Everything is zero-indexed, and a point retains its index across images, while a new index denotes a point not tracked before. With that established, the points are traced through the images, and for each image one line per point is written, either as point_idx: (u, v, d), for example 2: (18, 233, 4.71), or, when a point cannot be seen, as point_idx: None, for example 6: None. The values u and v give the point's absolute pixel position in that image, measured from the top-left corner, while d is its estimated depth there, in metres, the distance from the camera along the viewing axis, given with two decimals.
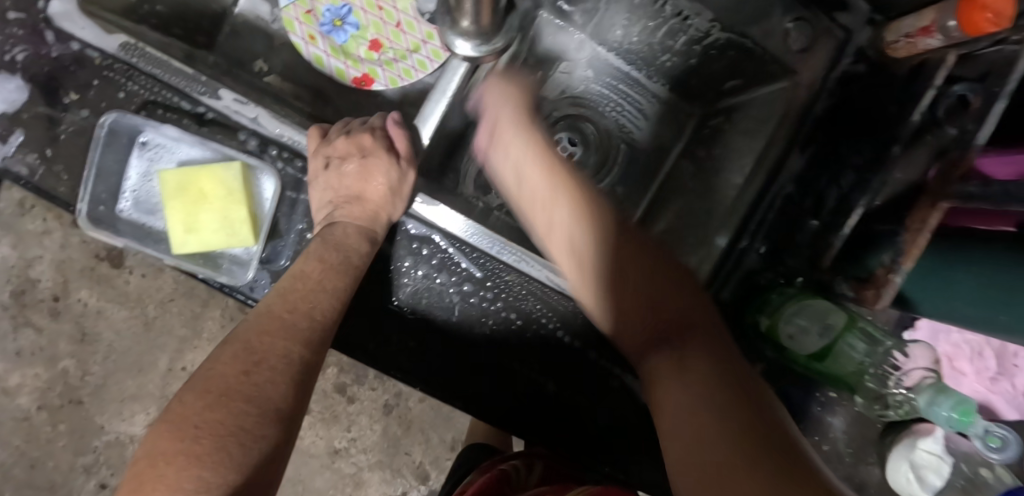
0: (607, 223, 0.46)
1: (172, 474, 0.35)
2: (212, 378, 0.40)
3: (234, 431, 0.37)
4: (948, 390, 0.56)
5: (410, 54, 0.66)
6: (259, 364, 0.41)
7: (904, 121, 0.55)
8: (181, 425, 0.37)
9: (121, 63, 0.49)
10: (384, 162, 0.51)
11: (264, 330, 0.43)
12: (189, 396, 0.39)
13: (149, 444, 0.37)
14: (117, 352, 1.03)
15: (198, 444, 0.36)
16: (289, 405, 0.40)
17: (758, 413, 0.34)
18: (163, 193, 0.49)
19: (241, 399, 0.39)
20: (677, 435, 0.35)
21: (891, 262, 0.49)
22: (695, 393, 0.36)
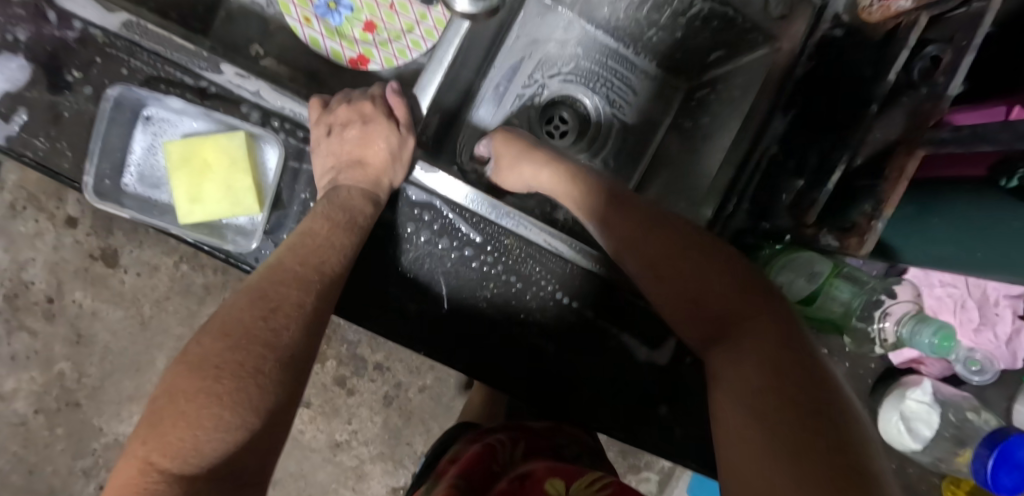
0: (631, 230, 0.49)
1: (193, 411, 0.35)
2: (230, 321, 0.41)
3: (253, 374, 0.38)
4: (927, 318, 0.57)
5: (404, 34, 0.67)
6: (275, 311, 0.42)
7: (881, 80, 0.54)
8: (200, 366, 0.38)
9: (123, 41, 0.50)
10: (385, 127, 0.52)
11: (278, 280, 0.44)
12: (204, 339, 0.40)
13: (167, 382, 0.38)
14: (114, 353, 1.03)
15: (220, 383, 0.37)
16: (302, 353, 0.42)
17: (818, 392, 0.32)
18: (169, 164, 0.51)
19: (259, 343, 0.40)
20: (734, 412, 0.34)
21: (873, 210, 0.51)
22: (747, 378, 0.35)
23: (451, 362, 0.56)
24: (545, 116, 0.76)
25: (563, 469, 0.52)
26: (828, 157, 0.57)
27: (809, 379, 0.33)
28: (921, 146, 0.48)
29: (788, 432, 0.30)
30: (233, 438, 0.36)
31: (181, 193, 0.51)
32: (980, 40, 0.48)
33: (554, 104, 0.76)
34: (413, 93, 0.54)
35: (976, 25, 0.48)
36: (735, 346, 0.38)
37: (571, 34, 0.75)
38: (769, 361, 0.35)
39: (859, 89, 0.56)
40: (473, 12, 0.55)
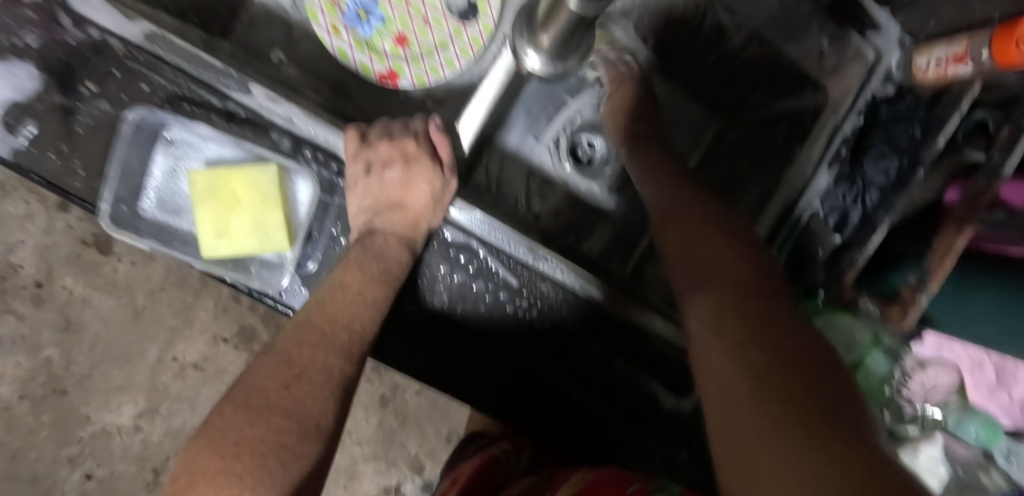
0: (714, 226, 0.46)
1: (211, 494, 0.33)
2: (253, 391, 0.38)
3: (275, 448, 0.36)
4: (974, 412, 0.65)
5: (437, 51, 0.64)
6: (299, 378, 0.39)
7: (931, 143, 0.56)
8: (221, 441, 0.36)
9: (144, 54, 0.46)
10: (429, 171, 0.49)
11: (304, 342, 0.42)
12: (227, 409, 0.38)
13: (187, 460, 0.36)
14: (105, 341, 0.97)
15: (240, 461, 0.35)
16: (329, 421, 0.39)
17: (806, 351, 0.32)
18: (192, 194, 0.47)
19: (281, 414, 0.37)
20: (739, 391, 0.30)
21: (918, 283, 0.51)
22: (756, 346, 0.33)
23: (470, 398, 0.55)
24: (570, 140, 0.72)
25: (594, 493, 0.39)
26: (869, 218, 0.58)
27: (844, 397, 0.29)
28: (972, 224, 0.48)
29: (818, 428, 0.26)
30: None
31: (206, 226, 0.48)
32: None
33: (585, 129, 0.73)
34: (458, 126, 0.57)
35: None
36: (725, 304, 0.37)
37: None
38: (777, 340, 0.33)
39: (906, 150, 0.57)
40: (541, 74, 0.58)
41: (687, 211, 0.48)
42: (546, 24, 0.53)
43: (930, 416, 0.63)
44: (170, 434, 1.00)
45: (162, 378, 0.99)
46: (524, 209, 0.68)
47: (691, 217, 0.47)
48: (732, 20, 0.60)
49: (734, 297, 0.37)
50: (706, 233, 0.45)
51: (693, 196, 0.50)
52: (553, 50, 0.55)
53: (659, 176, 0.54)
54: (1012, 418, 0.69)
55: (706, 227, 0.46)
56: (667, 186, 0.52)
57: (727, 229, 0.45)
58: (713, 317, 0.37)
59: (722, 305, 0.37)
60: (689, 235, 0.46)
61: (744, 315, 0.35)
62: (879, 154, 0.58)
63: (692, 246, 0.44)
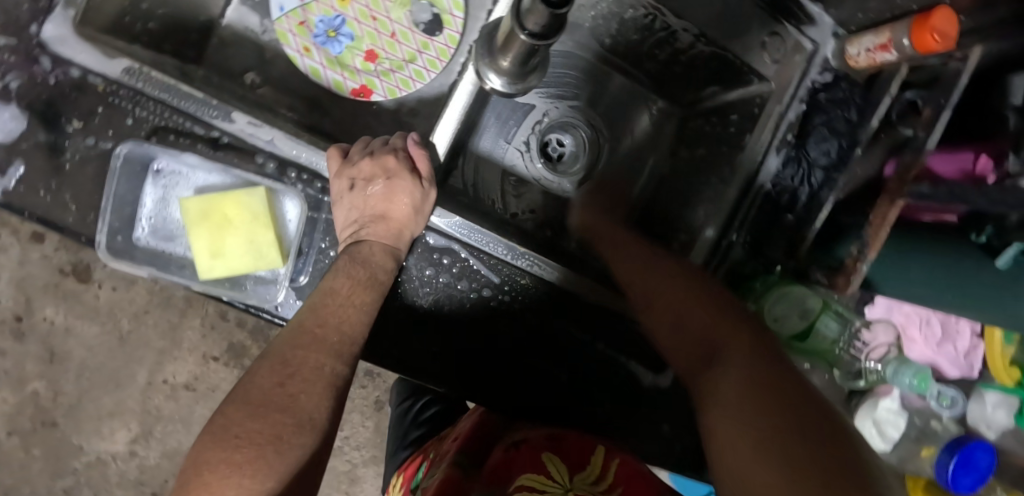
0: (730, 323, 0.46)
1: (215, 482, 0.38)
2: (252, 390, 0.43)
3: (272, 439, 0.40)
4: (908, 362, 0.71)
5: (406, 64, 0.67)
6: (292, 376, 0.43)
7: (865, 125, 0.61)
8: (223, 435, 0.40)
9: (126, 89, 0.49)
10: (410, 183, 0.52)
11: (297, 344, 0.45)
12: (228, 408, 0.42)
13: (194, 455, 0.40)
14: (92, 369, 0.98)
15: (239, 452, 0.39)
16: (322, 414, 0.43)
17: (814, 426, 0.36)
18: (186, 220, 0.50)
19: (276, 410, 0.42)
20: (762, 474, 0.34)
21: (857, 252, 0.56)
22: (766, 425, 0.36)
23: (467, 394, 0.57)
24: (541, 140, 0.77)
25: (564, 439, 0.50)
26: (817, 196, 0.63)
27: (842, 465, 0.33)
28: (903, 196, 0.54)
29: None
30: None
31: (201, 248, 0.50)
32: (957, 99, 0.53)
33: (554, 128, 0.77)
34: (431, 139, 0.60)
35: (954, 84, 0.54)
36: (741, 392, 0.40)
37: (570, 64, 0.76)
38: (793, 412, 0.37)
39: (846, 133, 0.62)
40: (504, 92, 0.61)
41: (673, 287, 0.52)
42: (502, 49, 0.56)
43: (871, 370, 0.71)
44: (166, 455, 1.01)
45: (153, 401, 1.00)
46: (501, 210, 0.71)
47: (673, 287, 0.52)
48: (679, 21, 0.63)
49: (744, 378, 0.41)
50: (703, 314, 0.48)
51: (668, 266, 0.55)
52: (513, 72, 0.58)
53: (631, 247, 0.60)
54: (958, 368, 0.73)
55: (694, 291, 0.51)
56: (645, 258, 0.57)
57: (716, 309, 0.49)
58: (719, 404, 0.40)
59: (727, 377, 0.42)
60: (697, 321, 0.48)
61: (745, 389, 0.40)
62: (821, 138, 0.63)
63: (700, 330, 0.48)
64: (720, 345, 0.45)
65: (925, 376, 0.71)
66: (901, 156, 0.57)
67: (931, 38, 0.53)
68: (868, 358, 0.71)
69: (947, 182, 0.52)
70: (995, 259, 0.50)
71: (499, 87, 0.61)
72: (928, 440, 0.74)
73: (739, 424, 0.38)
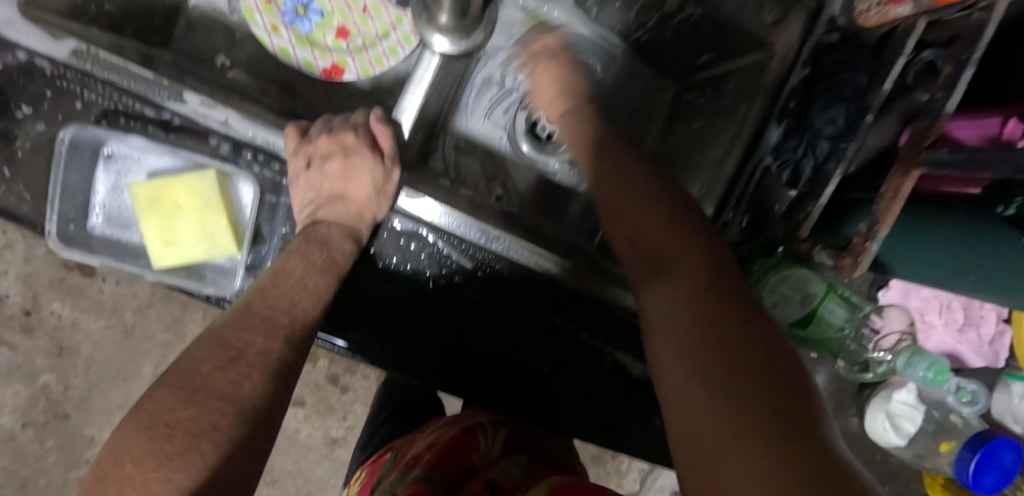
0: (658, 216, 0.45)
1: (139, 475, 0.34)
2: (187, 374, 0.39)
3: (207, 430, 0.36)
4: (923, 352, 0.64)
5: (380, 39, 0.64)
6: (236, 361, 0.40)
7: (876, 90, 0.53)
8: (151, 423, 0.37)
9: (73, 72, 0.46)
10: (367, 160, 0.49)
11: (242, 327, 0.42)
12: (161, 394, 0.38)
13: (115, 441, 0.36)
14: (99, 363, 0.98)
15: (170, 442, 0.35)
16: (265, 402, 0.40)
17: (737, 311, 0.34)
18: (136, 207, 0.48)
19: (217, 396, 0.38)
20: (668, 349, 0.34)
21: (868, 230, 0.52)
22: (695, 310, 0.35)
23: (445, 383, 0.56)
24: (529, 118, 0.72)
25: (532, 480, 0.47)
26: (823, 171, 0.56)
27: (748, 325, 0.33)
28: (918, 166, 0.49)
29: (737, 386, 0.29)
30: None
31: (153, 236, 0.48)
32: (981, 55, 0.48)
33: None
34: (393, 115, 0.58)
35: (978, 38, 0.48)
36: (692, 319, 0.34)
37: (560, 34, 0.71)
38: (716, 299, 0.35)
39: (853, 98, 0.55)
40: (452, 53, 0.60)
41: (619, 189, 0.49)
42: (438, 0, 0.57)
43: (880, 361, 0.65)
44: None
45: None
46: (485, 193, 0.67)
47: (617, 189, 0.50)
48: None
49: (685, 277, 0.39)
50: (648, 210, 0.45)
51: (621, 176, 0.50)
52: (455, 26, 0.59)
53: (603, 149, 0.55)
54: (984, 358, 0.70)
55: (640, 199, 0.47)
56: (613, 173, 0.51)
57: (661, 198, 0.46)
58: (659, 297, 0.39)
59: (664, 289, 0.39)
60: (648, 234, 0.44)
61: (689, 301, 0.36)
62: (826, 106, 0.57)
63: (643, 234, 0.45)
64: (676, 253, 0.41)
65: (944, 368, 0.63)
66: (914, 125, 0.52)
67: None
68: (877, 348, 0.66)
69: (969, 148, 0.47)
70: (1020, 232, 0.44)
71: (448, 49, 0.60)
72: (947, 434, 0.68)
73: (675, 322, 0.35)
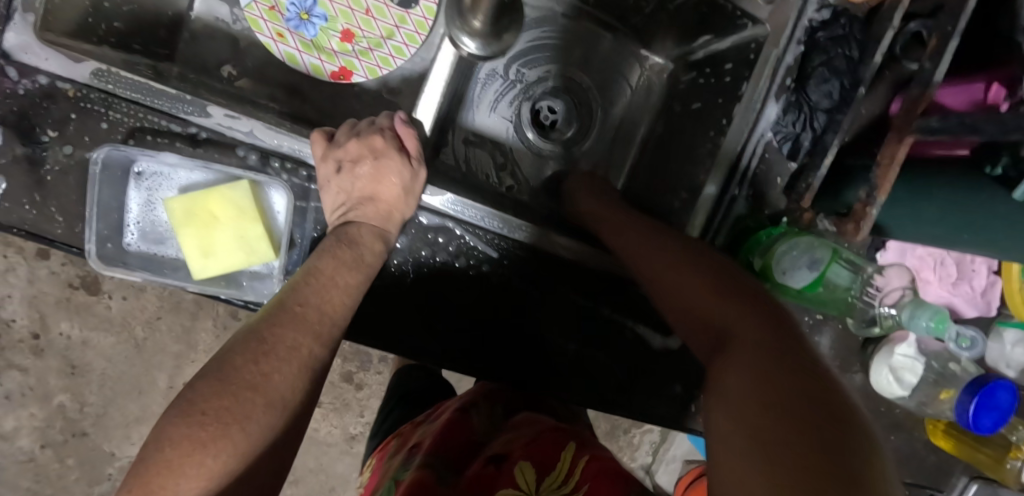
0: (707, 280, 0.43)
1: (175, 459, 0.35)
2: (225, 365, 0.39)
3: (239, 419, 0.37)
4: (925, 304, 0.66)
5: (385, 40, 0.65)
6: (267, 354, 0.40)
7: (868, 62, 0.58)
8: (187, 409, 0.37)
9: (97, 92, 0.47)
10: (397, 162, 0.50)
11: (275, 322, 0.42)
12: (199, 383, 0.38)
13: (158, 428, 0.36)
14: (114, 379, 0.98)
15: (205, 430, 0.36)
16: (297, 395, 0.40)
17: (797, 372, 0.31)
18: (172, 222, 0.49)
19: (247, 387, 0.38)
20: (724, 409, 0.30)
21: (868, 196, 0.54)
22: (756, 368, 0.32)
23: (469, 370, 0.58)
24: (533, 108, 0.76)
25: (539, 443, 0.50)
26: (820, 141, 0.60)
27: (806, 385, 0.29)
28: (910, 134, 0.52)
29: (790, 435, 0.26)
30: (214, 488, 0.35)
31: (191, 249, 0.49)
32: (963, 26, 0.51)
33: (545, 93, 0.76)
34: (414, 116, 0.59)
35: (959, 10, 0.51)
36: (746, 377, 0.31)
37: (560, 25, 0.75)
38: (778, 361, 0.32)
39: (846, 71, 0.60)
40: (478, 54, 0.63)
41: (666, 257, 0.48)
42: (473, 9, 0.60)
43: (887, 316, 0.68)
44: None
45: None
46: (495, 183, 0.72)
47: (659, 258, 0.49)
48: None
49: (744, 337, 0.35)
50: (690, 276, 0.44)
51: (664, 245, 0.50)
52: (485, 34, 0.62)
53: (631, 229, 0.56)
54: (976, 308, 0.74)
55: (688, 264, 0.46)
56: (668, 246, 0.50)
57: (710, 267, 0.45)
58: (721, 356, 0.36)
59: (722, 354, 0.36)
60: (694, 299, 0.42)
61: (748, 362, 0.33)
62: (821, 79, 0.61)
63: (689, 297, 0.43)
64: (725, 312, 0.39)
65: (945, 318, 0.66)
66: (908, 90, 0.55)
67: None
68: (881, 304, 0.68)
69: (956, 113, 0.50)
70: (1011, 190, 0.48)
71: (475, 52, 0.63)
72: (947, 382, 0.72)
73: (730, 376, 0.32)
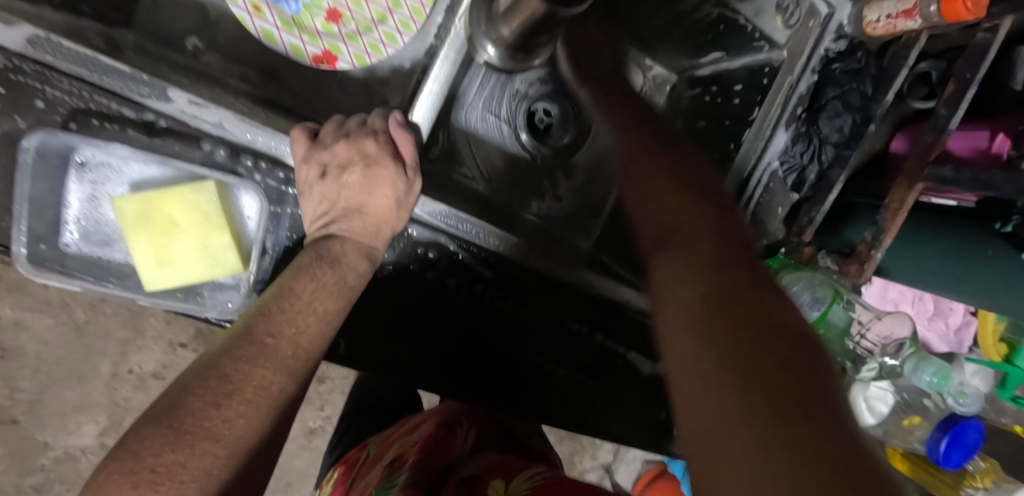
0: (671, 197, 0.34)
1: None
2: (177, 407, 0.33)
3: (197, 475, 0.32)
4: (929, 360, 0.70)
5: (376, 25, 0.59)
6: (231, 397, 0.34)
7: (880, 100, 0.57)
8: (133, 463, 0.31)
9: (31, 64, 0.38)
10: (391, 171, 0.44)
11: (240, 356, 0.36)
12: (145, 428, 0.32)
13: (96, 481, 0.31)
14: (49, 364, 0.87)
15: (154, 492, 0.30)
16: (258, 443, 0.35)
17: (744, 276, 0.28)
18: (121, 225, 0.42)
19: (206, 437, 0.33)
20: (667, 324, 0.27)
21: (873, 238, 0.54)
22: (702, 266, 0.29)
23: (436, 377, 0.54)
24: (529, 109, 0.67)
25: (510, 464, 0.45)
26: (826, 175, 0.60)
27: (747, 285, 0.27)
28: (921, 181, 0.51)
29: (739, 350, 0.23)
30: None
31: (143, 257, 0.43)
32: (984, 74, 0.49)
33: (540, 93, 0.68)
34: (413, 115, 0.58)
35: (979, 58, 0.49)
36: (686, 284, 0.29)
37: None
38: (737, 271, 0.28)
39: (860, 107, 0.59)
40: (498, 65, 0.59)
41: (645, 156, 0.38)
42: (507, 17, 0.52)
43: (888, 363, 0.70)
44: None
45: (121, 393, 0.90)
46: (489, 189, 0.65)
47: (641, 149, 0.39)
48: None
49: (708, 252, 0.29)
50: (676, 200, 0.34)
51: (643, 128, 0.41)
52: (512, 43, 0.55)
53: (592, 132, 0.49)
54: (947, 343, 0.75)
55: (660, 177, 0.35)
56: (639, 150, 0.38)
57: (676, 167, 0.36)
58: (665, 263, 0.31)
59: (689, 260, 0.29)
60: (663, 201, 0.34)
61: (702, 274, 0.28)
62: (834, 113, 0.60)
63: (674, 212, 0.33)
64: (686, 218, 0.32)
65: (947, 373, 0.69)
66: (918, 134, 0.55)
67: (964, 8, 0.49)
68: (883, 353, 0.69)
69: (970, 166, 0.49)
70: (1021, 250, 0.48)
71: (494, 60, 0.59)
72: (912, 411, 0.75)
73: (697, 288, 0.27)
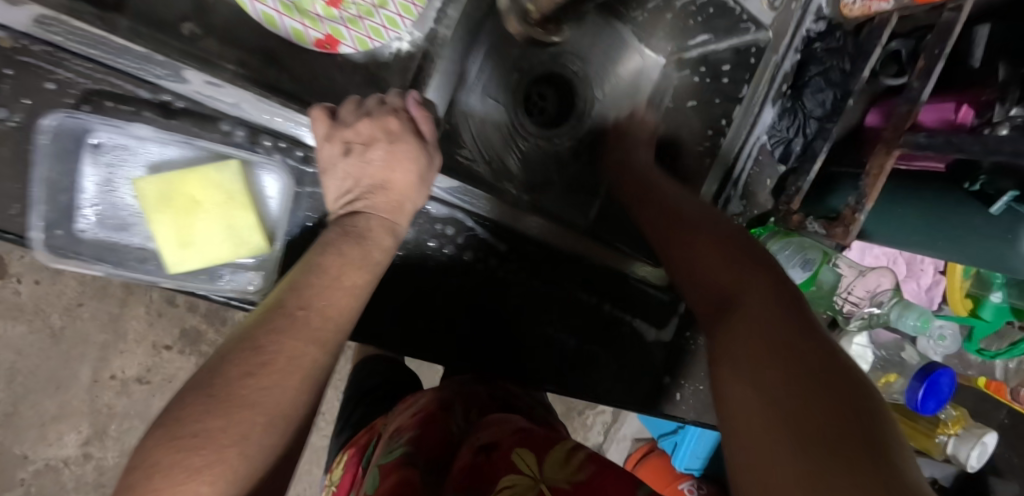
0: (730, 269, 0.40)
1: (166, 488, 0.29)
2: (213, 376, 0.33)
3: (237, 440, 0.31)
4: (911, 305, 0.72)
5: (376, 9, 0.57)
6: (267, 366, 0.34)
7: (857, 76, 0.60)
8: (175, 430, 0.31)
9: (41, 45, 0.39)
10: (412, 146, 0.45)
11: (272, 328, 0.36)
12: (184, 399, 0.32)
13: (140, 450, 0.30)
14: (24, 373, 0.82)
15: (199, 456, 0.30)
16: (297, 409, 0.35)
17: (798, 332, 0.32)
18: (144, 206, 0.41)
19: (241, 404, 0.32)
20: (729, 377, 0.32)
21: (856, 203, 0.58)
22: (753, 324, 0.34)
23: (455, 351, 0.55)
24: (525, 92, 0.70)
25: (530, 434, 0.44)
26: (810, 147, 0.64)
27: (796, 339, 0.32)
28: (899, 147, 0.55)
29: (798, 400, 0.27)
30: None
31: (166, 237, 0.42)
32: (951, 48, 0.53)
33: (540, 78, 0.71)
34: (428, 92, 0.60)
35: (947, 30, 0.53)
36: (741, 341, 0.34)
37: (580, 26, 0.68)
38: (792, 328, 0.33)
39: (840, 83, 0.62)
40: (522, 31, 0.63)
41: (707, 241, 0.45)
42: None
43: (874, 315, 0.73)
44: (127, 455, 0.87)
45: (103, 399, 0.86)
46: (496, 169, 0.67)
47: (690, 236, 0.46)
48: None
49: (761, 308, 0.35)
50: (726, 268, 0.41)
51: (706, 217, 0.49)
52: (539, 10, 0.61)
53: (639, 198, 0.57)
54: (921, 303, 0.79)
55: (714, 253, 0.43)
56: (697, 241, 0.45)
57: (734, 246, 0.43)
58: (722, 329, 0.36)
59: (746, 318, 0.35)
60: (713, 269, 0.42)
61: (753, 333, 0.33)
62: (817, 89, 0.64)
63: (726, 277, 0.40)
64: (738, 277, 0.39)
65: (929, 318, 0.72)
66: (891, 105, 0.59)
67: None
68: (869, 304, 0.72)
69: (943, 132, 0.52)
70: (988, 206, 0.52)
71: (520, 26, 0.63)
72: (891, 367, 0.80)
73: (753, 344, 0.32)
